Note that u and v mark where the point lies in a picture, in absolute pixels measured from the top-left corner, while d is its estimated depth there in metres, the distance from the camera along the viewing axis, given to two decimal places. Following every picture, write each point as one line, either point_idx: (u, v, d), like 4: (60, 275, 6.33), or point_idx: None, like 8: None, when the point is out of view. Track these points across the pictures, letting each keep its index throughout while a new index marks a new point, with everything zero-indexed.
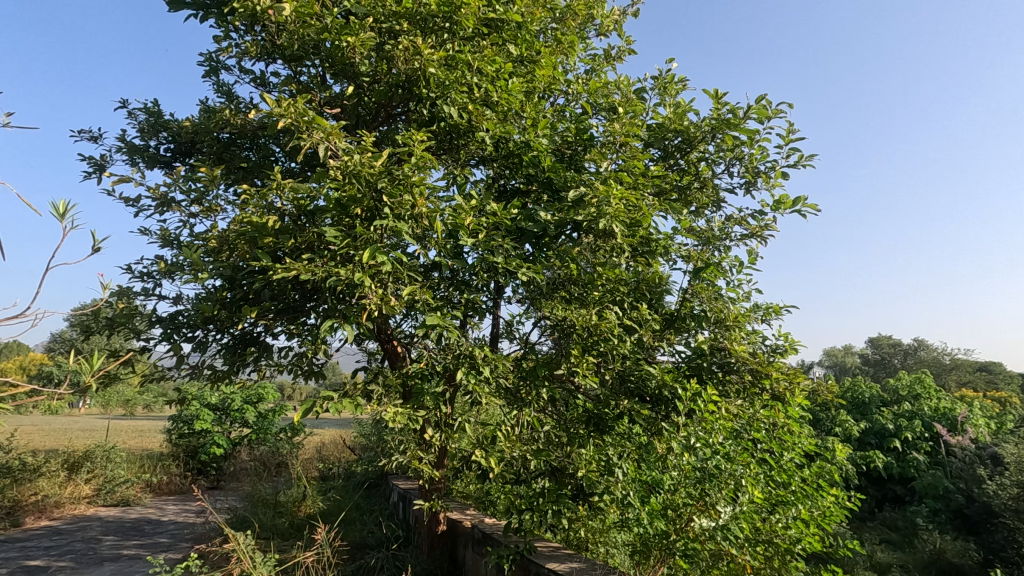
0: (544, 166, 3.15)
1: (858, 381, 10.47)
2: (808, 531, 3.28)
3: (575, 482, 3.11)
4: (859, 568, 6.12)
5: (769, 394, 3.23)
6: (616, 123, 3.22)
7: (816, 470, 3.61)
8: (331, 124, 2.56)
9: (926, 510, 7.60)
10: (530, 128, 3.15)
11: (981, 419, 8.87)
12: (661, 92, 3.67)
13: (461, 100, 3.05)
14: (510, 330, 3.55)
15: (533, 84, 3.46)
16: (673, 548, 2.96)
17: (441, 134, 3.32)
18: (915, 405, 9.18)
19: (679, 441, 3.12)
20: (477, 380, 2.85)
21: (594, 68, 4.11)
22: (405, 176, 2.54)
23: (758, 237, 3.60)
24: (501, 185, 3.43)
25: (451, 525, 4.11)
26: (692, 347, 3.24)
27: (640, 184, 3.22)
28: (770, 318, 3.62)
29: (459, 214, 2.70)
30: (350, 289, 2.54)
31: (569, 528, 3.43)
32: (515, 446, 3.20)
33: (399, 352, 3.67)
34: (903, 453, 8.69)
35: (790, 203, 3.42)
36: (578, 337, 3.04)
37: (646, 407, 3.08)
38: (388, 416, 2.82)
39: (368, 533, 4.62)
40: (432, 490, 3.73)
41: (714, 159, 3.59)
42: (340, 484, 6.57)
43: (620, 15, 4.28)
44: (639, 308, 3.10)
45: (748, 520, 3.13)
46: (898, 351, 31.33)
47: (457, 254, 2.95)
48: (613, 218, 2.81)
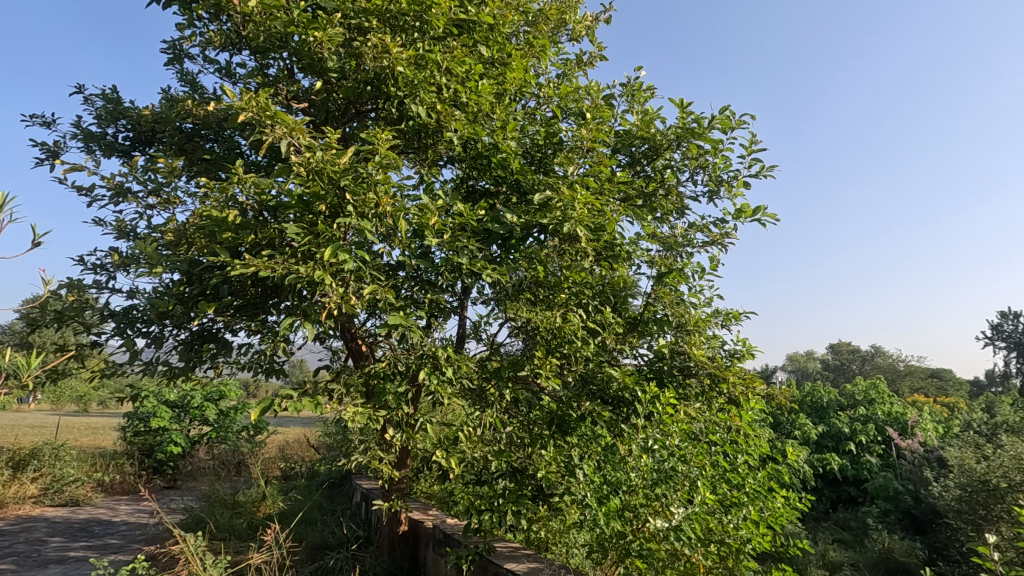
0: (512, 168, 3.12)
1: (816, 387, 10.84)
2: (759, 532, 3.37)
3: (535, 482, 3.16)
4: (812, 567, 6.31)
5: (726, 398, 3.33)
6: (583, 129, 3.27)
7: (769, 471, 3.72)
8: (294, 119, 2.49)
9: (877, 510, 7.86)
10: (499, 129, 3.14)
11: (931, 423, 9.25)
12: (630, 99, 3.73)
13: (430, 99, 3.03)
14: (477, 331, 3.56)
15: (504, 86, 3.48)
16: (629, 548, 2.97)
17: (410, 133, 3.30)
18: (870, 409, 9.56)
19: (637, 443, 3.20)
20: (440, 381, 2.87)
21: (565, 73, 4.16)
22: (369, 174, 2.51)
23: (720, 245, 3.69)
24: (470, 185, 3.45)
25: (412, 525, 4.09)
26: (653, 350, 3.32)
27: (606, 189, 3.27)
28: (729, 324, 3.72)
29: (424, 214, 2.70)
30: (311, 287, 2.50)
31: (529, 529, 3.45)
32: (477, 447, 3.19)
33: (363, 351, 3.64)
34: (857, 455, 9.02)
35: (750, 212, 3.52)
36: (542, 339, 3.09)
37: (607, 409, 3.14)
38: (348, 416, 2.78)
39: (328, 533, 4.57)
40: (393, 490, 3.72)
41: (679, 166, 3.68)
42: (303, 484, 6.46)
43: (592, 20, 4.33)
44: (603, 312, 3.15)
45: (702, 521, 3.19)
46: (856, 357, 32.44)
47: (423, 254, 2.95)
48: (577, 222, 2.85)
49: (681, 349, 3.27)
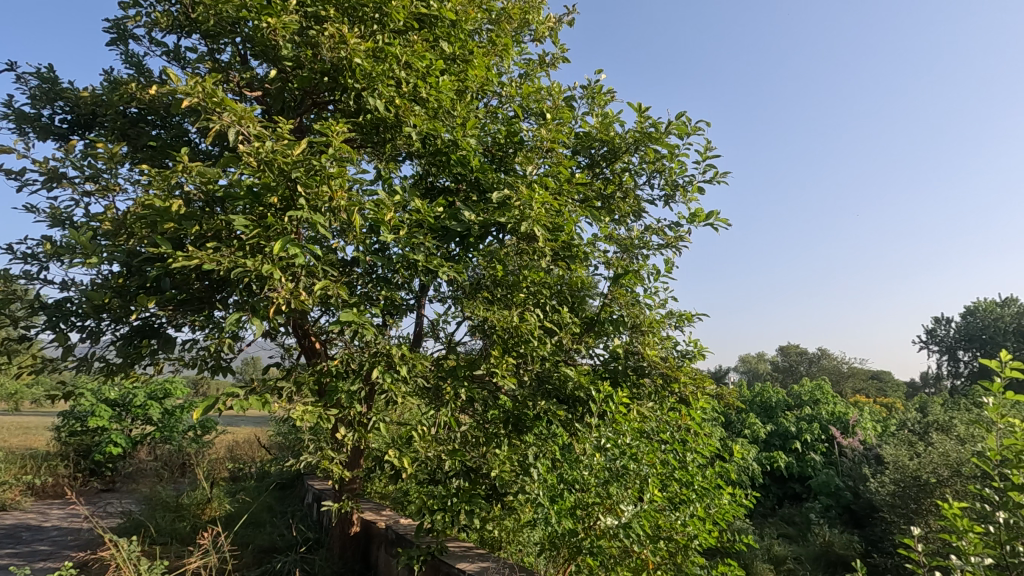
0: (472, 166, 3.09)
1: (765, 387, 11.26)
2: (705, 528, 3.47)
3: (489, 481, 3.17)
4: (758, 561, 6.53)
5: (677, 398, 3.41)
6: (543, 129, 3.28)
7: (716, 468, 3.83)
8: (243, 107, 2.41)
9: (820, 505, 8.21)
10: (460, 127, 3.08)
11: (870, 422, 9.74)
12: (591, 101, 3.77)
13: (389, 92, 2.97)
14: (435, 329, 3.52)
15: (465, 83, 3.46)
16: (580, 546, 3.00)
17: (367, 127, 3.24)
18: (815, 409, 10.00)
19: (590, 442, 3.24)
20: (394, 379, 2.82)
21: (528, 73, 4.18)
22: (322, 166, 2.44)
23: (674, 248, 3.78)
24: (429, 181, 3.41)
25: (365, 526, 4.02)
26: (609, 350, 3.36)
27: (565, 190, 3.30)
28: (682, 325, 3.81)
29: (381, 209, 2.65)
30: (259, 281, 2.41)
31: (482, 528, 3.44)
32: (431, 446, 3.16)
33: (316, 348, 3.54)
34: (802, 453, 9.41)
35: (703, 217, 3.62)
36: (498, 338, 3.08)
37: (563, 408, 3.18)
38: (296, 415, 2.70)
39: (277, 536, 4.44)
40: (345, 490, 3.64)
41: (637, 169, 3.75)
42: (253, 485, 6.26)
43: (556, 22, 4.36)
44: (560, 311, 3.17)
45: (651, 518, 3.25)
46: (804, 359, 33.83)
47: (379, 250, 2.89)
48: (535, 221, 2.86)
49: (635, 349, 3.33)
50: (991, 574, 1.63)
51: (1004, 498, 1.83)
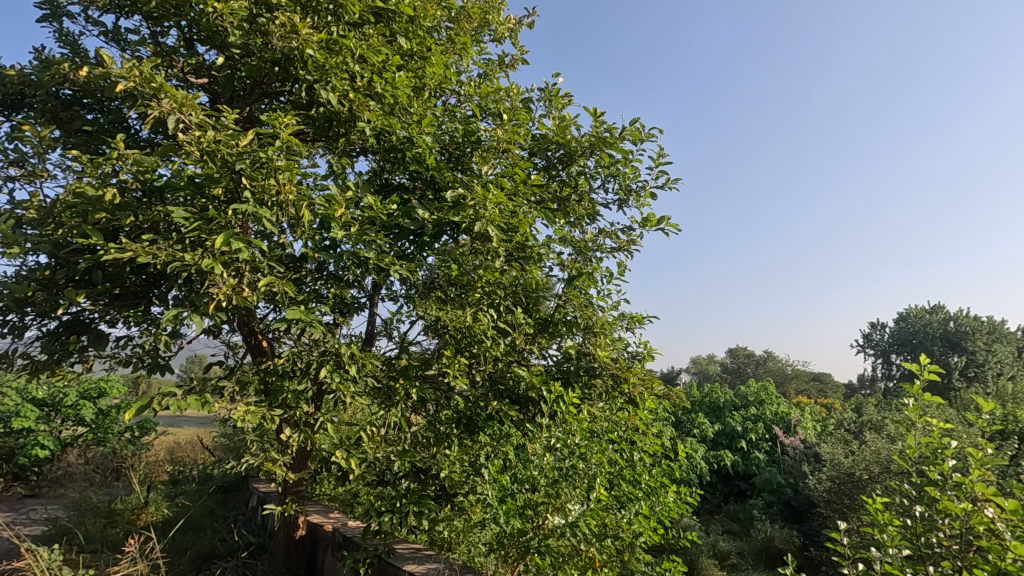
0: (428, 164, 3.05)
1: (713, 388, 11.67)
2: (650, 525, 3.55)
3: (438, 482, 3.15)
4: (703, 556, 6.74)
5: (626, 398, 3.49)
6: (500, 130, 3.28)
7: (662, 467, 3.93)
8: (184, 94, 2.31)
9: (762, 502, 8.54)
10: (415, 124, 3.04)
11: (810, 422, 10.21)
12: (548, 104, 3.80)
13: (342, 86, 2.90)
14: (388, 329, 3.47)
15: (423, 81, 3.42)
16: (528, 546, 3.01)
17: (320, 121, 3.16)
18: (760, 410, 10.43)
19: (540, 442, 3.26)
20: (342, 378, 2.76)
21: (487, 72, 4.17)
22: (269, 159, 2.36)
23: (626, 251, 3.85)
24: (384, 178, 3.35)
25: (311, 529, 3.92)
26: (561, 351, 3.40)
27: (521, 192, 3.31)
28: (633, 327, 3.89)
29: (331, 205, 2.59)
30: (199, 276, 2.31)
31: (431, 529, 3.41)
32: (379, 447, 3.10)
33: (262, 347, 3.43)
34: (748, 452, 9.78)
35: (655, 221, 3.71)
36: (451, 338, 3.05)
37: (514, 409, 3.21)
38: (237, 416, 2.60)
39: (218, 542, 4.27)
40: (291, 493, 3.54)
41: (592, 173, 3.80)
42: (194, 489, 6.01)
43: (516, 23, 4.38)
44: (514, 312, 3.18)
45: (598, 516, 3.30)
46: (751, 361, 35.20)
47: (328, 247, 2.83)
48: (489, 221, 2.86)
49: (587, 350, 3.39)
50: (907, 565, 1.73)
51: (920, 492, 1.95)
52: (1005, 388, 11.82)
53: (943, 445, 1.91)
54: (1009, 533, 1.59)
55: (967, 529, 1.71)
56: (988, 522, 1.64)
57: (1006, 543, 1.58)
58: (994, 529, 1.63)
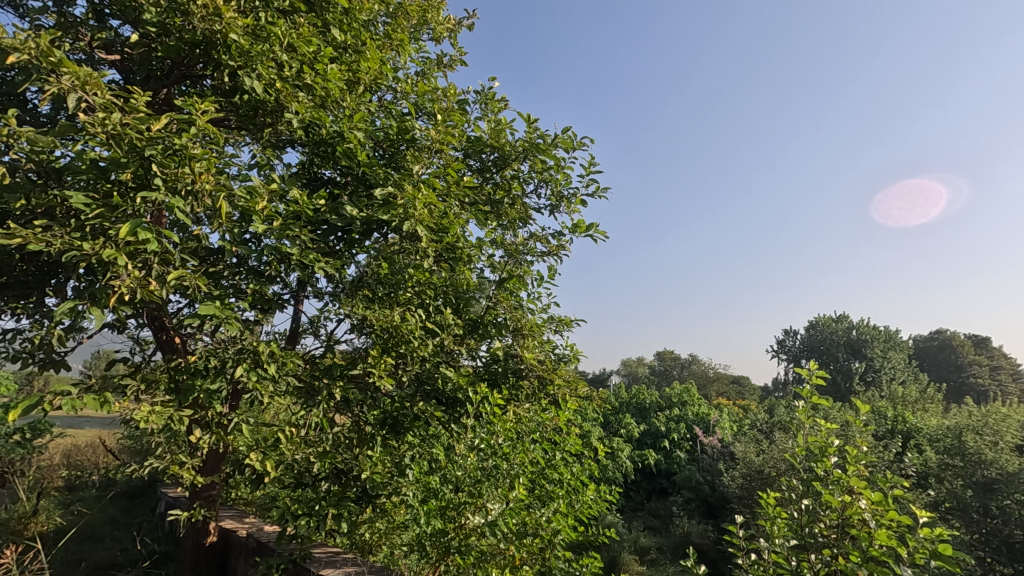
0: (359, 159, 2.98)
1: (640, 390, 12.16)
2: (568, 522, 3.67)
3: (360, 483, 3.06)
4: (625, 552, 7.02)
5: (551, 398, 3.59)
6: (434, 129, 3.27)
7: (584, 466, 4.06)
8: (88, 71, 2.16)
9: (681, 499, 8.98)
10: (346, 119, 2.97)
11: (728, 422, 10.83)
12: (485, 107, 3.82)
13: (268, 74, 2.79)
14: (314, 328, 3.37)
15: (357, 75, 3.36)
16: (449, 545, 3.03)
17: (244, 108, 3.03)
18: (682, 410, 10.98)
19: (464, 441, 3.26)
20: (260, 378, 2.65)
21: (424, 71, 4.15)
22: (183, 146, 2.25)
23: (556, 256, 3.94)
24: (313, 171, 3.26)
25: (223, 535, 3.75)
26: (490, 352, 3.43)
27: (453, 193, 3.31)
28: (561, 330, 3.99)
29: (252, 198, 2.49)
30: (100, 267, 2.15)
31: (351, 532, 3.36)
32: (298, 449, 3.02)
33: (175, 343, 3.23)
34: (670, 451, 10.26)
35: (584, 228, 3.82)
36: (378, 338, 3.01)
37: (441, 409, 3.20)
38: (140, 416, 2.44)
39: (118, 552, 4.00)
40: (202, 497, 3.35)
41: (526, 178, 3.87)
42: (95, 495, 5.59)
43: (456, 23, 4.39)
44: (443, 313, 3.17)
45: (519, 514, 3.37)
46: (678, 364, 36.85)
47: (248, 240, 2.71)
48: (418, 221, 2.85)
49: (514, 352, 3.45)
50: (791, 553, 1.90)
51: (807, 487, 2.13)
52: (894, 390, 13.07)
53: (823, 442, 2.09)
54: (873, 521, 1.76)
55: (842, 519, 1.87)
56: (859, 513, 1.81)
57: (872, 531, 1.74)
58: (863, 518, 1.80)
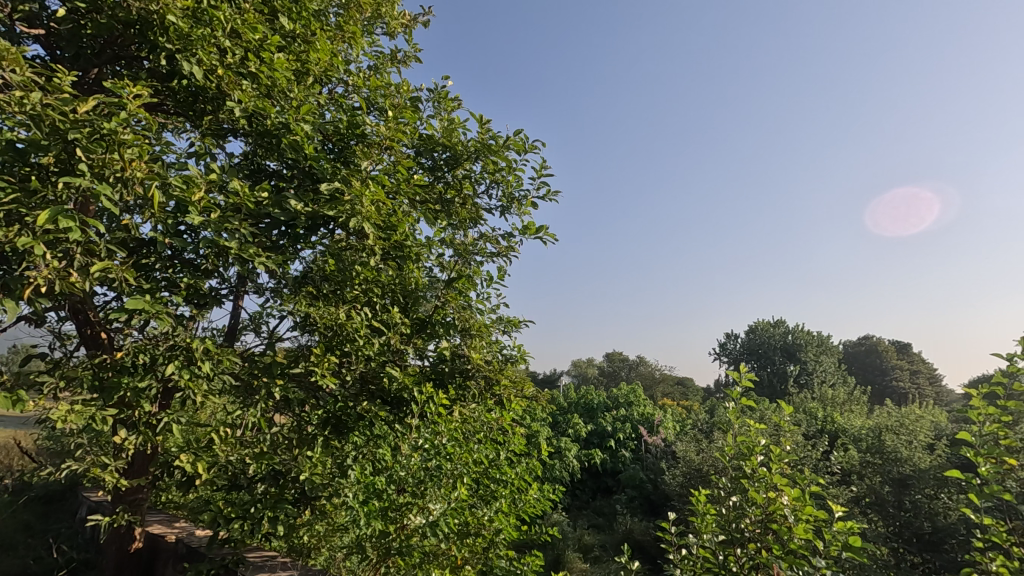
0: (305, 152, 2.87)
1: (588, 391, 12.40)
2: (509, 520, 3.71)
3: (298, 486, 2.96)
4: (569, 550, 7.15)
5: (497, 398, 3.61)
6: (384, 125, 3.22)
7: (528, 466, 4.11)
8: (4, 46, 2.00)
9: (625, 497, 9.23)
10: (293, 110, 2.88)
11: (671, 422, 11.19)
12: (438, 106, 3.80)
13: (210, 60, 2.67)
14: (255, 324, 3.25)
15: (306, 66, 3.26)
16: (390, 547, 3.00)
17: (182, 94, 2.90)
18: (628, 411, 11.25)
19: (408, 442, 3.29)
20: (193, 376, 2.54)
21: (377, 65, 4.08)
22: (112, 131, 2.12)
23: (506, 257, 3.96)
24: (257, 163, 3.15)
25: (151, 541, 3.58)
26: (437, 352, 3.42)
27: (403, 191, 3.27)
28: (509, 330, 4.02)
29: (189, 188, 2.38)
30: (15, 256, 2.00)
31: (288, 536, 3.27)
32: (232, 449, 2.94)
33: (100, 339, 3.05)
34: (616, 450, 10.51)
35: (534, 229, 3.86)
36: (321, 336, 2.94)
37: (385, 409, 3.16)
38: (56, 416, 2.28)
39: (31, 561, 3.74)
40: (128, 501, 3.18)
41: (477, 178, 3.87)
42: (9, 500, 5.21)
43: (411, 19, 4.33)
44: (390, 311, 3.12)
45: (461, 514, 3.37)
46: (626, 365, 37.75)
47: (183, 231, 2.59)
48: (365, 218, 2.81)
49: (461, 352, 3.45)
50: (718, 547, 1.99)
51: (736, 486, 2.22)
52: (825, 392, 13.79)
53: (751, 442, 2.20)
54: (792, 516, 1.87)
55: (765, 515, 1.97)
56: (782, 508, 1.91)
57: (792, 526, 1.85)
58: (784, 514, 1.90)
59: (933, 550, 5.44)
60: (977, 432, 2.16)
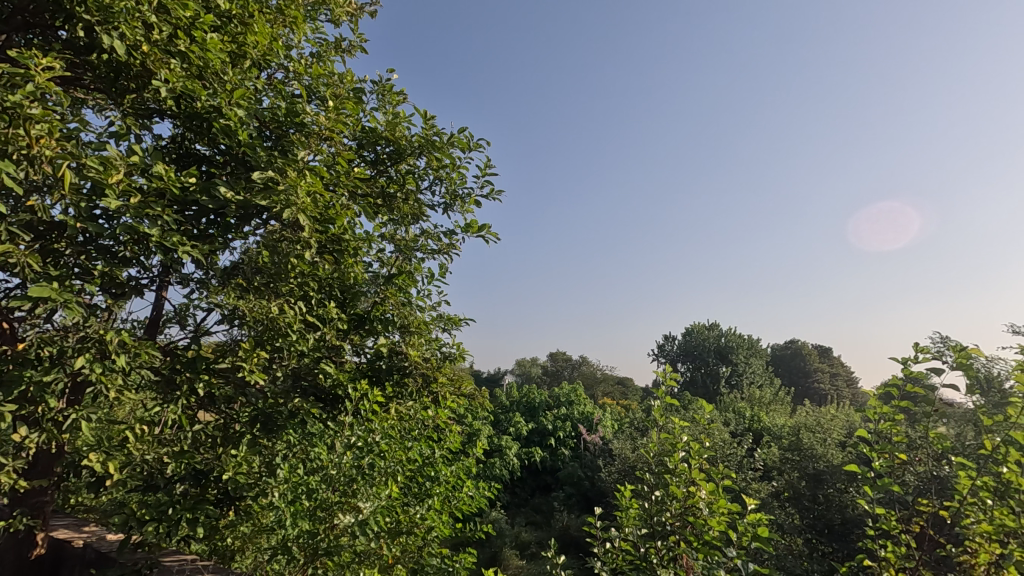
0: (239, 139, 2.75)
1: (531, 390, 12.54)
2: (442, 519, 3.70)
3: (221, 486, 2.84)
4: (506, 548, 7.23)
5: (434, 396, 3.60)
6: (324, 115, 3.13)
7: (464, 464, 4.11)
8: None
9: (563, 495, 9.42)
10: (226, 94, 2.75)
11: (610, 421, 11.48)
12: (382, 98, 3.74)
13: (133, 35, 2.50)
14: (180, 316, 3.07)
15: (243, 48, 3.12)
16: (317, 548, 2.92)
17: (103, 69, 2.71)
18: (569, 409, 11.45)
19: (341, 440, 3.17)
20: (106, 370, 2.38)
21: (320, 53, 3.96)
22: (17, 104, 1.95)
23: (447, 255, 3.95)
24: (185, 147, 2.99)
25: (55, 546, 3.33)
26: (374, 348, 3.38)
27: (342, 183, 3.19)
28: (449, 328, 4.01)
29: (107, 169, 2.22)
30: None
31: (208, 538, 3.14)
32: (149, 448, 2.72)
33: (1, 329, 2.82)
34: (555, 449, 10.69)
35: (476, 228, 3.86)
36: (251, 331, 2.78)
37: (317, 407, 3.08)
38: None
39: None
40: (30, 503, 2.95)
41: (421, 174, 3.84)
42: None
43: (357, 8, 4.23)
44: (326, 306, 3.04)
45: (393, 513, 3.33)
46: (569, 365, 38.41)
47: (99, 216, 2.42)
48: (300, 209, 2.71)
49: (398, 349, 3.41)
50: (640, 540, 2.08)
51: (659, 482, 2.31)
52: (753, 392, 14.49)
53: (674, 438, 2.29)
54: (706, 509, 1.96)
55: (684, 509, 2.06)
56: (699, 502, 2.01)
57: (707, 518, 1.94)
58: (701, 507, 1.99)
59: (841, 540, 5.85)
60: (874, 429, 2.34)
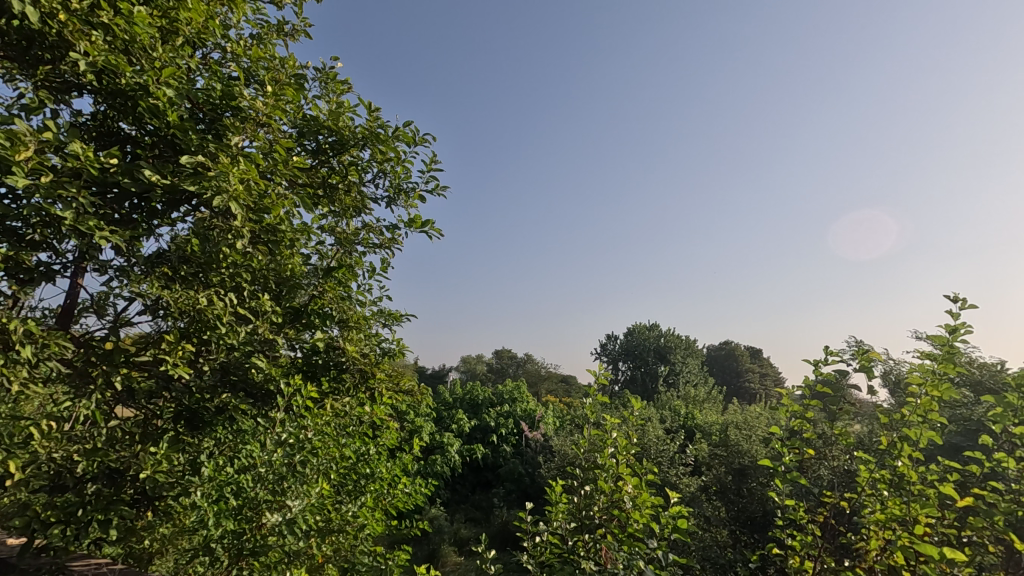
0: (168, 120, 2.60)
1: (474, 387, 12.54)
2: (375, 516, 3.68)
3: (138, 485, 2.69)
4: (444, 545, 7.23)
5: (369, 392, 3.59)
6: (262, 100, 3.01)
7: (399, 461, 4.09)
8: None
9: (503, 491, 9.51)
10: (153, 72, 2.59)
11: (552, 418, 11.66)
12: (326, 86, 3.64)
13: (49, 3, 2.32)
14: (98, 305, 2.86)
15: (175, 25, 2.95)
16: (242, 548, 2.83)
17: (13, 36, 2.49)
18: (512, 406, 11.54)
19: (271, 437, 3.01)
20: (8, 362, 2.20)
21: (261, 35, 3.80)
22: None
23: (389, 249, 3.89)
24: (107, 125, 2.80)
25: None
26: (309, 342, 3.29)
27: (281, 172, 3.07)
28: (390, 323, 3.97)
29: (14, 144, 2.05)
30: None
31: (124, 541, 3.00)
32: (57, 445, 2.50)
33: None
34: (497, 446, 10.76)
35: (420, 223, 3.83)
36: (175, 323, 2.65)
37: (246, 402, 2.97)
38: None
39: None
40: None
41: (364, 166, 3.76)
42: None
43: None
44: (260, 298, 2.91)
45: (323, 510, 3.28)
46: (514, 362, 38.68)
47: (3, 195, 2.22)
48: (233, 197, 2.58)
49: (335, 344, 3.35)
50: (568, 534, 2.14)
51: (588, 477, 2.39)
52: (689, 390, 14.98)
53: (604, 436, 2.36)
54: (631, 504, 2.05)
55: (610, 503, 2.15)
56: (624, 496, 2.09)
57: (631, 511, 2.03)
58: (625, 501, 2.08)
59: (761, 531, 6.20)
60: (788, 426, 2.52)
